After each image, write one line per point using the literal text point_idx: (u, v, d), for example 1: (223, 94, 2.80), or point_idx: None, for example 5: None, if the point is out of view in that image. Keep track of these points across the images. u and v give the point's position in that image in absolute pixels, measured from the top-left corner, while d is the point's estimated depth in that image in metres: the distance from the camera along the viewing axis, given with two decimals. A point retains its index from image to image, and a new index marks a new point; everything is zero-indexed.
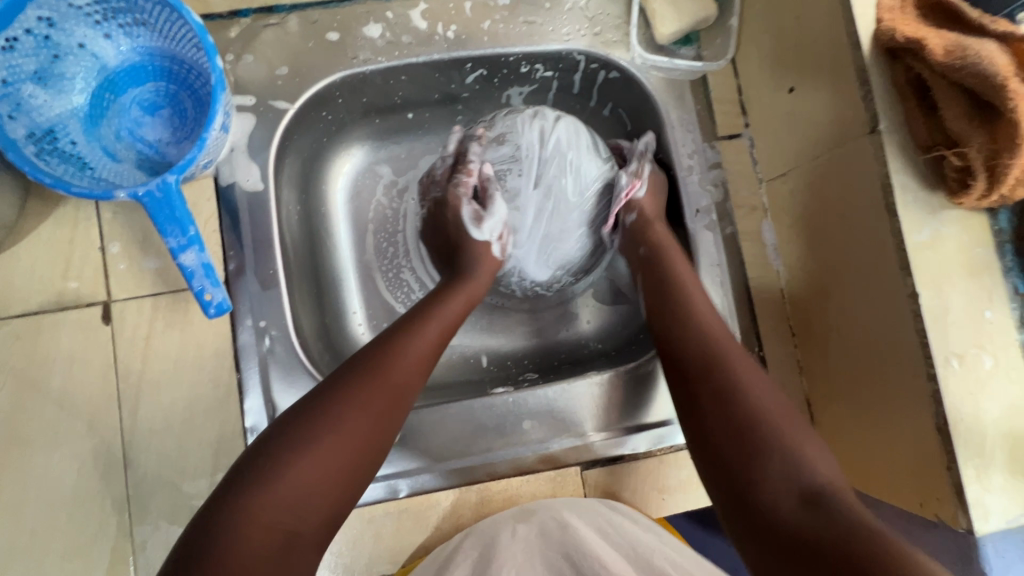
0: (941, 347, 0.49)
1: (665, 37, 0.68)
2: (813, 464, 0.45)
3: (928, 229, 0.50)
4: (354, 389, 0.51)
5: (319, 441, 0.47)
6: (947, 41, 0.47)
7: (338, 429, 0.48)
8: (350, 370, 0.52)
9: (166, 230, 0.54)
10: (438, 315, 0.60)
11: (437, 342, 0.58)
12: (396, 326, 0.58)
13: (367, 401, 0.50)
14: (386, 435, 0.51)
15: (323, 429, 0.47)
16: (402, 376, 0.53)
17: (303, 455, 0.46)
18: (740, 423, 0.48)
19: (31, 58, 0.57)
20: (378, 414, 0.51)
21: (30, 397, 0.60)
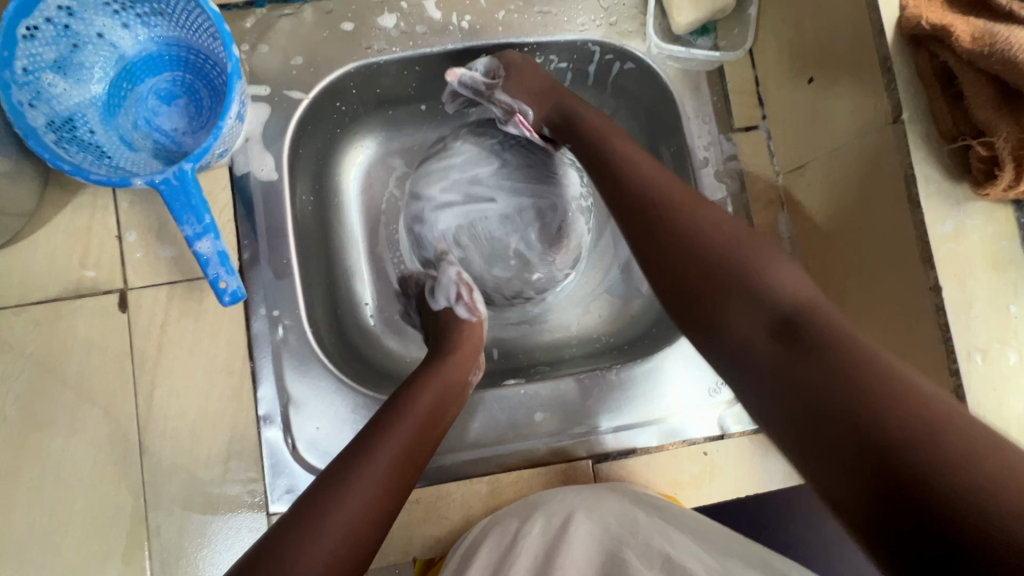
0: (964, 342, 0.48)
1: (682, 27, 0.67)
2: (778, 279, 0.44)
3: (952, 221, 0.49)
4: (355, 479, 0.46)
5: (315, 546, 0.42)
6: (974, 28, 0.46)
7: (338, 527, 0.44)
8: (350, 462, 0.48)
9: (183, 218, 0.54)
10: (432, 388, 0.56)
11: (432, 417, 0.55)
12: (389, 405, 0.54)
13: (393, 462, 0.49)
14: (384, 528, 0.47)
15: (319, 531, 0.43)
16: (399, 459, 0.50)
17: (298, 564, 0.41)
18: (714, 274, 0.46)
19: (51, 47, 0.57)
20: (404, 474, 0.50)
21: (49, 382, 0.61)
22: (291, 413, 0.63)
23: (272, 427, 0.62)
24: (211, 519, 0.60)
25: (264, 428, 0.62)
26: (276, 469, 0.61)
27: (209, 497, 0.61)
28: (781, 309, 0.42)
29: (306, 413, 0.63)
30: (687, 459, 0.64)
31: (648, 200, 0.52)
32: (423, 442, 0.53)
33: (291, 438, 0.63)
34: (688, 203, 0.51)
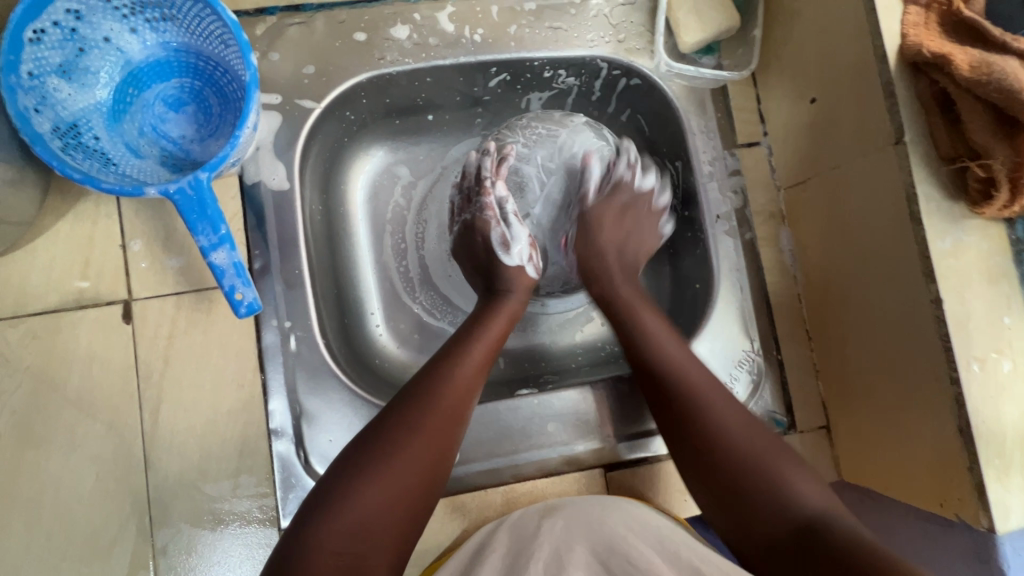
0: (963, 351, 0.51)
1: (688, 46, 0.69)
2: (801, 491, 0.50)
3: (950, 238, 0.52)
4: (414, 418, 0.51)
5: (378, 475, 0.48)
6: (972, 57, 0.49)
7: (397, 458, 0.49)
8: (403, 404, 0.52)
9: (198, 229, 0.53)
10: (484, 339, 0.60)
11: (483, 365, 0.58)
12: (443, 352, 0.58)
13: (421, 427, 0.51)
14: (445, 462, 0.52)
15: (381, 462, 0.48)
16: (453, 400, 0.54)
17: (364, 485, 0.47)
18: (733, 467, 0.52)
19: (57, 51, 0.56)
20: (437, 439, 0.51)
21: (47, 396, 0.59)
22: (303, 426, 0.62)
23: (283, 440, 0.61)
24: (220, 536, 0.59)
25: (275, 442, 0.61)
26: (288, 483, 0.60)
27: (218, 514, 0.59)
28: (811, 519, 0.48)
29: (318, 426, 0.62)
30: None
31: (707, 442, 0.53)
32: (475, 386, 0.57)
33: (303, 452, 0.61)
34: (695, 389, 0.56)
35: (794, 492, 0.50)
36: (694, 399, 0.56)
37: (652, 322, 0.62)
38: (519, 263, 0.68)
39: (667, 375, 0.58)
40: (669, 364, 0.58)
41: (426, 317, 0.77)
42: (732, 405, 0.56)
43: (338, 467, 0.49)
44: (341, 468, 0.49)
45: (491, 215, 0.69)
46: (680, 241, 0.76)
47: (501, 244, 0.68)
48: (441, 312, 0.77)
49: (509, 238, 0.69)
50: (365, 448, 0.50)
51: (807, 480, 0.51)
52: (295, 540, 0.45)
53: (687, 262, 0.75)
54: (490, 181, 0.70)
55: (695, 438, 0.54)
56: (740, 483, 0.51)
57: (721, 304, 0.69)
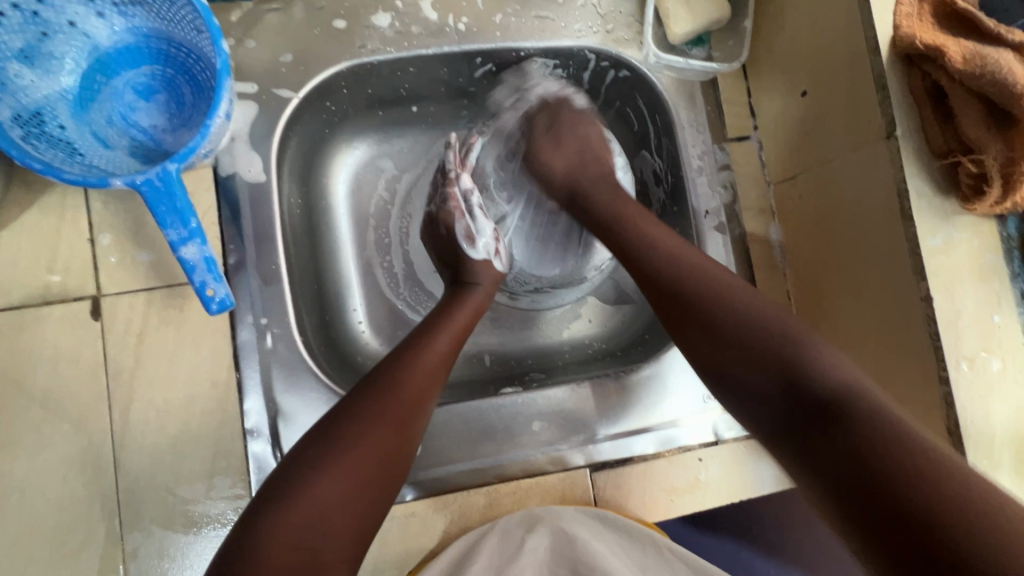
0: (953, 350, 0.50)
1: (677, 37, 0.67)
2: (821, 355, 0.45)
3: (941, 234, 0.51)
4: (376, 408, 0.50)
5: (339, 467, 0.46)
6: (965, 49, 0.47)
7: (358, 448, 0.47)
8: (365, 392, 0.51)
9: (166, 222, 0.51)
10: (450, 331, 0.59)
11: (448, 355, 0.58)
12: (407, 342, 0.57)
13: (383, 415, 0.50)
14: (405, 454, 0.51)
15: (341, 453, 0.47)
16: (416, 391, 0.53)
17: (323, 476, 0.45)
18: (778, 361, 0.46)
19: (18, 34, 0.53)
20: (399, 428, 0.50)
21: (12, 396, 0.56)
22: (280, 425, 0.60)
23: (260, 440, 0.59)
24: (194, 539, 0.57)
25: (250, 442, 0.59)
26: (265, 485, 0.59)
27: (191, 516, 0.57)
28: (836, 385, 0.43)
29: (296, 426, 0.60)
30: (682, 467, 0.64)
31: (781, 347, 0.47)
32: (438, 377, 0.56)
33: (280, 453, 0.60)
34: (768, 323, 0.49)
35: (822, 370, 0.44)
36: (788, 341, 0.47)
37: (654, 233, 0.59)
38: (486, 256, 0.67)
39: (702, 288, 0.53)
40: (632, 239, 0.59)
41: (409, 314, 0.75)
42: (763, 302, 0.51)
43: (296, 456, 0.47)
44: (299, 458, 0.47)
45: (455, 207, 0.68)
46: None
47: (468, 236, 0.67)
48: (425, 308, 0.75)
49: (476, 229, 0.67)
50: (325, 437, 0.48)
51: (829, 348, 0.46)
52: (248, 533, 0.43)
53: None
54: (453, 174, 0.69)
55: (767, 340, 0.48)
56: (767, 338, 0.48)
57: None
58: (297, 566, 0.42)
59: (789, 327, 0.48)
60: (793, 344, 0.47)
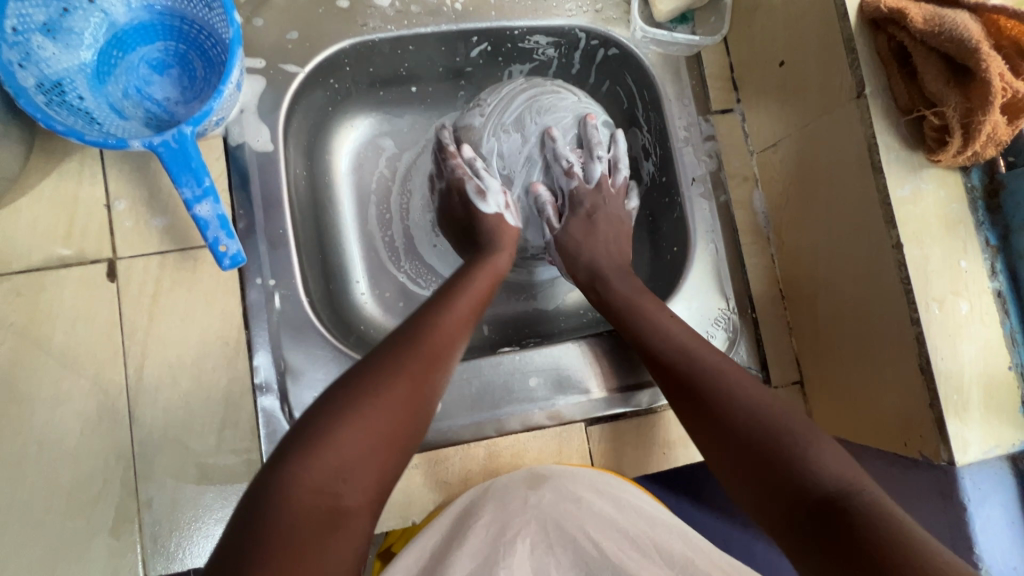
0: (923, 292, 0.53)
1: (663, 14, 0.71)
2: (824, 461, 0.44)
3: (909, 185, 0.54)
4: (399, 363, 0.52)
5: (362, 417, 0.48)
6: (925, 12, 0.51)
7: (382, 400, 0.50)
8: (388, 351, 0.53)
9: (182, 180, 0.54)
10: (469, 297, 0.61)
11: (467, 321, 0.60)
12: (427, 307, 0.59)
13: (405, 372, 0.52)
14: (426, 408, 0.53)
15: (365, 403, 0.49)
16: (436, 351, 0.55)
17: (349, 424, 0.47)
18: (780, 457, 0.46)
19: (41, 9, 0.56)
20: (419, 384, 0.52)
21: (31, 353, 0.59)
22: (288, 382, 0.63)
23: (269, 396, 0.62)
24: (206, 490, 0.60)
25: (260, 397, 0.62)
26: (273, 438, 0.61)
27: (203, 468, 0.60)
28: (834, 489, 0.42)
29: (303, 383, 0.63)
30: (674, 420, 0.67)
31: (783, 456, 0.46)
32: (458, 339, 0.58)
33: (288, 407, 0.62)
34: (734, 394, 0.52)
35: (817, 466, 0.44)
36: (799, 450, 0.46)
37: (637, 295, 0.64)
38: (498, 211, 0.70)
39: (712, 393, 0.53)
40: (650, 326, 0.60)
41: (409, 284, 0.78)
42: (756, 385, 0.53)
43: (323, 404, 0.49)
44: (325, 407, 0.49)
45: (463, 170, 0.71)
46: (657, 208, 0.78)
47: (479, 192, 0.70)
48: (425, 279, 0.78)
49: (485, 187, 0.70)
50: (351, 388, 0.50)
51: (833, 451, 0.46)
52: (274, 473, 0.45)
53: (665, 228, 0.77)
54: (451, 148, 0.73)
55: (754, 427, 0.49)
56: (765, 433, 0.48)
57: (698, 263, 0.71)
58: (320, 509, 0.44)
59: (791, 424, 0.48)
60: (797, 447, 0.46)
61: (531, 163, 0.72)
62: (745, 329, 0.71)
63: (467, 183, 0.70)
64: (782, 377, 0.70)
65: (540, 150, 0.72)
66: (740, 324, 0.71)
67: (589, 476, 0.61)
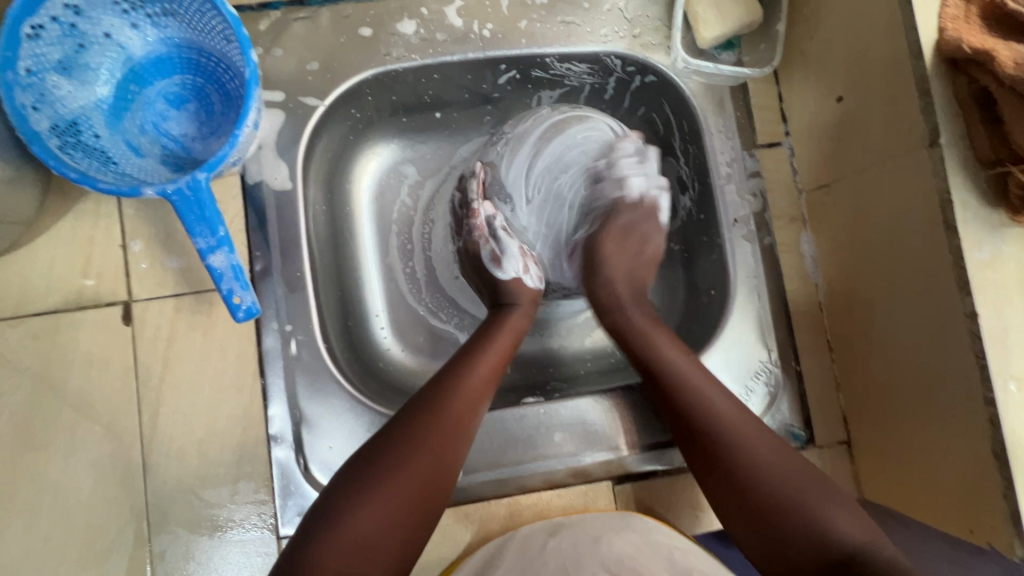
0: (1000, 370, 0.47)
1: (706, 41, 0.66)
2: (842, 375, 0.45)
3: (989, 247, 0.48)
4: (419, 433, 0.50)
5: (381, 495, 0.46)
6: (1017, 54, 0.45)
7: (402, 476, 0.47)
8: (410, 418, 0.51)
9: (195, 230, 0.52)
10: (493, 349, 0.59)
11: (491, 378, 0.57)
12: (451, 363, 0.57)
13: (427, 442, 0.49)
14: (450, 475, 0.50)
15: (385, 480, 0.47)
16: (459, 416, 0.52)
17: (369, 499, 0.46)
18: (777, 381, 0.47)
19: (57, 47, 0.55)
20: (443, 455, 0.50)
21: (46, 398, 0.58)
22: (303, 432, 0.60)
23: (283, 446, 0.60)
24: (219, 543, 0.58)
25: (274, 448, 0.60)
26: (287, 490, 0.59)
27: (216, 520, 0.58)
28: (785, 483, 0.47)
29: (318, 432, 0.60)
30: None
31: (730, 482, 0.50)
32: (482, 398, 0.55)
33: (303, 459, 0.60)
34: (740, 282, 0.52)
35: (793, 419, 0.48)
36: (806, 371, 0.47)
37: None
38: (516, 276, 0.66)
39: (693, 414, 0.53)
40: None
41: (431, 320, 0.75)
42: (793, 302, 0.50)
43: (345, 476, 0.48)
44: (346, 480, 0.47)
45: (480, 233, 0.66)
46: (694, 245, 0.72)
47: (496, 259, 0.66)
48: (448, 315, 0.75)
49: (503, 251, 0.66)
50: (372, 458, 0.48)
51: (841, 373, 0.46)
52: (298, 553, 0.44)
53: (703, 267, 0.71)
54: (475, 204, 0.67)
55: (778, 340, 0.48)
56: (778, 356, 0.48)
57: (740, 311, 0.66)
58: None
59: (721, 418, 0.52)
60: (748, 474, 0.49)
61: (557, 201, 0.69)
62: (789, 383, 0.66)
63: (483, 248, 0.66)
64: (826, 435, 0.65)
65: (574, 186, 0.69)
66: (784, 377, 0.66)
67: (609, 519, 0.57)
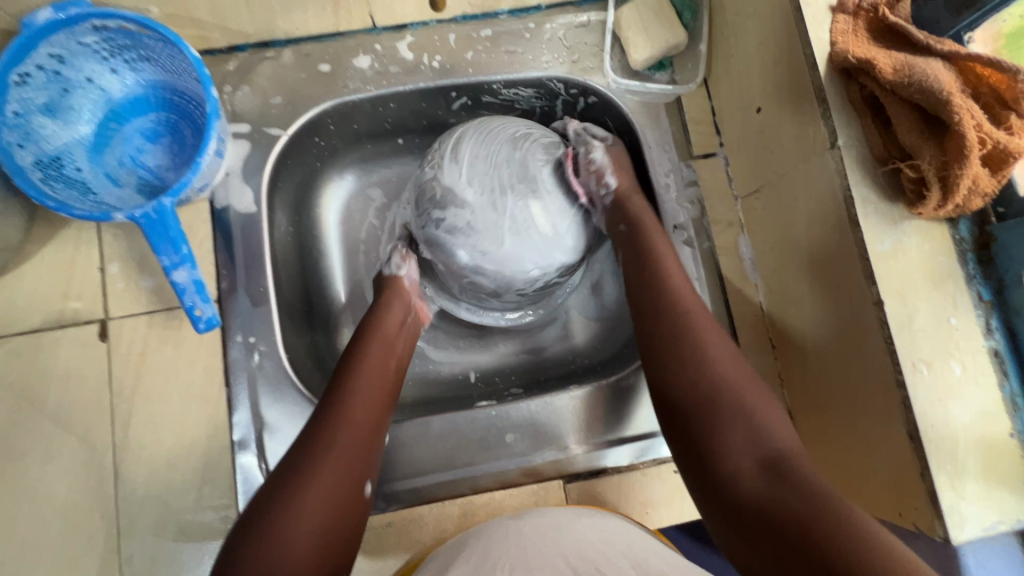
0: (908, 354, 0.50)
1: (638, 63, 0.71)
2: (778, 426, 0.50)
3: (890, 239, 0.51)
4: (329, 436, 0.52)
5: (305, 499, 0.48)
6: (895, 61, 0.49)
7: (320, 478, 0.49)
8: (318, 425, 0.53)
9: (161, 249, 0.57)
10: (373, 351, 0.61)
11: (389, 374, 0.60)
12: (342, 368, 0.59)
13: (339, 441, 0.52)
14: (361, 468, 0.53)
15: (304, 486, 0.48)
16: (364, 414, 0.55)
17: (290, 513, 0.47)
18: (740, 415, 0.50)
19: (42, 91, 0.61)
20: (355, 449, 0.53)
21: (27, 411, 0.62)
22: (265, 437, 0.64)
23: (247, 451, 0.63)
24: (184, 545, 0.61)
25: (238, 453, 0.63)
26: (249, 493, 0.62)
27: (182, 523, 0.61)
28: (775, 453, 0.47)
29: (280, 438, 0.64)
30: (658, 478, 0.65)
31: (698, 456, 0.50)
32: (377, 397, 0.57)
33: (265, 463, 0.63)
34: (706, 343, 0.56)
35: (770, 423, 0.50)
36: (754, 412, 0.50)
37: (644, 235, 0.66)
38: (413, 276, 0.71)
39: (680, 365, 0.55)
40: (652, 248, 0.64)
41: None
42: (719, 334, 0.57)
43: (260, 498, 0.49)
44: (262, 502, 0.48)
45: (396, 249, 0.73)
46: None
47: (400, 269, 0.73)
48: None
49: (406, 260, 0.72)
50: (289, 473, 0.50)
51: (782, 422, 0.50)
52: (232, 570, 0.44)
53: None
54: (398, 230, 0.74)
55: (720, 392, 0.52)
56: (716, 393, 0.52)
57: None
58: None
59: (739, 390, 0.52)
60: (745, 411, 0.51)
61: (502, 195, 0.65)
62: None
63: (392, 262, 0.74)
64: None
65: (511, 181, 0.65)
66: None
67: (570, 513, 0.59)
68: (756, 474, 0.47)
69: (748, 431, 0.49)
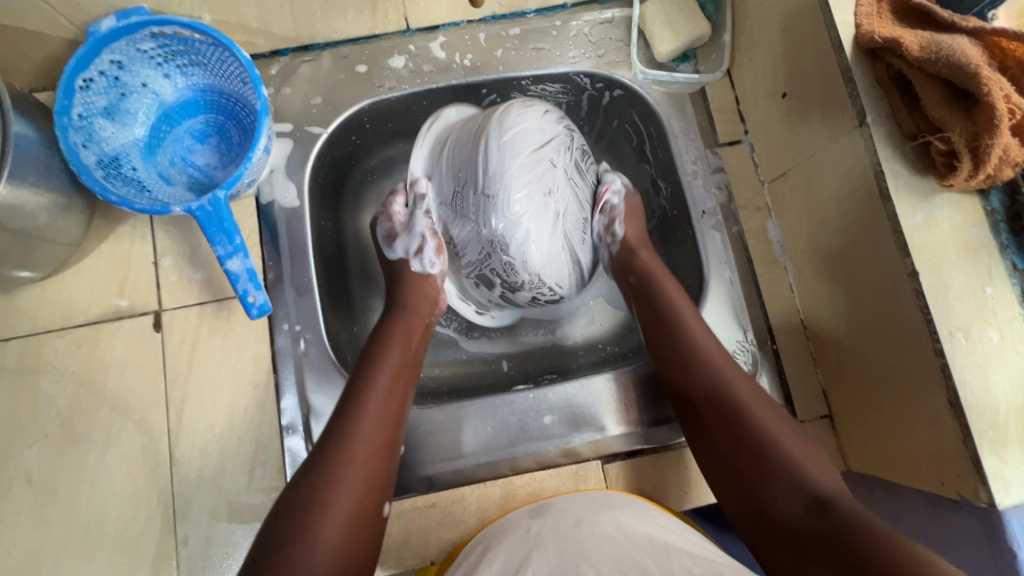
0: (944, 323, 0.50)
1: (663, 55, 0.74)
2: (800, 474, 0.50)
3: (922, 211, 0.52)
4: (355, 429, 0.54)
5: (339, 495, 0.50)
6: (922, 38, 0.51)
7: (354, 472, 0.51)
8: (339, 424, 0.54)
9: (215, 239, 0.60)
10: (387, 360, 0.60)
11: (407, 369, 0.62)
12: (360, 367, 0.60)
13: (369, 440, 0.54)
14: (386, 462, 0.54)
15: (337, 481, 0.50)
16: (385, 410, 0.57)
17: (327, 507, 0.48)
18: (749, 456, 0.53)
19: (103, 96, 0.65)
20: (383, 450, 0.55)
21: (88, 397, 0.65)
22: (312, 422, 0.66)
23: (295, 436, 0.65)
24: (237, 527, 0.63)
25: (287, 438, 0.65)
26: None
27: (234, 506, 0.63)
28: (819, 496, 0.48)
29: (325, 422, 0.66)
30: (695, 458, 0.66)
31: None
32: (398, 389, 0.59)
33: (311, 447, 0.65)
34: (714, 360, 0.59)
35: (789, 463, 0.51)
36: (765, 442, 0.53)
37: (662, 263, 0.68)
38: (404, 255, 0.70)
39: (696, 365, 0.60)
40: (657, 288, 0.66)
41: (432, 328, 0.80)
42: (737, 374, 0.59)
43: (281, 518, 0.48)
44: (292, 511, 0.48)
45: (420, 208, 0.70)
46: (670, 236, 0.78)
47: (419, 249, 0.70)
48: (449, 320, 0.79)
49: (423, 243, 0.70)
50: (317, 468, 0.51)
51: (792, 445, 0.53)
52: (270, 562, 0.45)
53: (680, 258, 0.77)
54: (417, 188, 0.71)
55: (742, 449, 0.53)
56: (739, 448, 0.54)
57: (712, 297, 0.71)
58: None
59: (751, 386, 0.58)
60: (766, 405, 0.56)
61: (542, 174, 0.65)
62: (766, 361, 0.71)
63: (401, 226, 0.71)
64: (808, 410, 0.68)
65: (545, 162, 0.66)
66: (760, 355, 0.71)
67: (600, 501, 0.59)
68: (800, 514, 0.48)
69: (773, 426, 0.54)
